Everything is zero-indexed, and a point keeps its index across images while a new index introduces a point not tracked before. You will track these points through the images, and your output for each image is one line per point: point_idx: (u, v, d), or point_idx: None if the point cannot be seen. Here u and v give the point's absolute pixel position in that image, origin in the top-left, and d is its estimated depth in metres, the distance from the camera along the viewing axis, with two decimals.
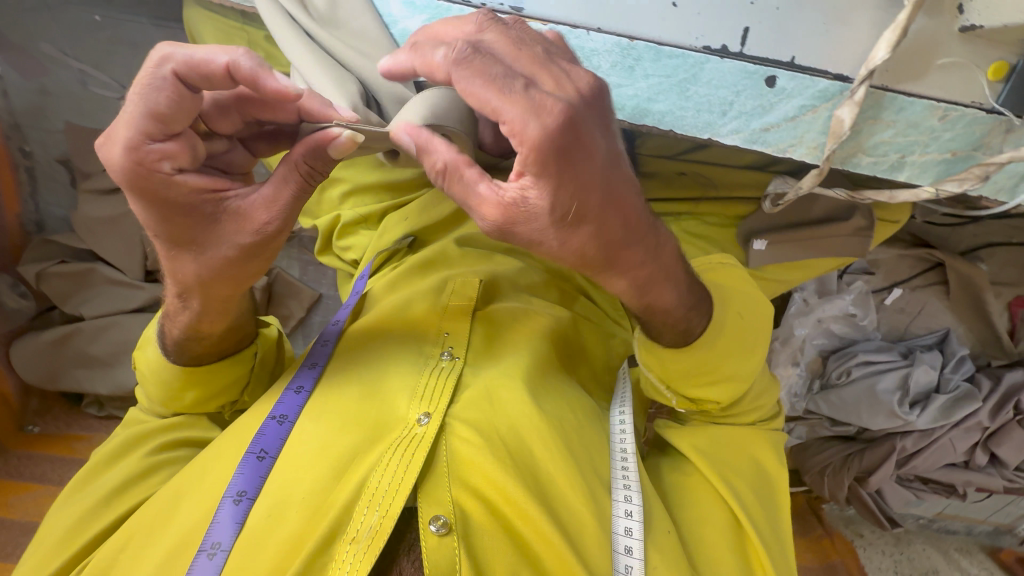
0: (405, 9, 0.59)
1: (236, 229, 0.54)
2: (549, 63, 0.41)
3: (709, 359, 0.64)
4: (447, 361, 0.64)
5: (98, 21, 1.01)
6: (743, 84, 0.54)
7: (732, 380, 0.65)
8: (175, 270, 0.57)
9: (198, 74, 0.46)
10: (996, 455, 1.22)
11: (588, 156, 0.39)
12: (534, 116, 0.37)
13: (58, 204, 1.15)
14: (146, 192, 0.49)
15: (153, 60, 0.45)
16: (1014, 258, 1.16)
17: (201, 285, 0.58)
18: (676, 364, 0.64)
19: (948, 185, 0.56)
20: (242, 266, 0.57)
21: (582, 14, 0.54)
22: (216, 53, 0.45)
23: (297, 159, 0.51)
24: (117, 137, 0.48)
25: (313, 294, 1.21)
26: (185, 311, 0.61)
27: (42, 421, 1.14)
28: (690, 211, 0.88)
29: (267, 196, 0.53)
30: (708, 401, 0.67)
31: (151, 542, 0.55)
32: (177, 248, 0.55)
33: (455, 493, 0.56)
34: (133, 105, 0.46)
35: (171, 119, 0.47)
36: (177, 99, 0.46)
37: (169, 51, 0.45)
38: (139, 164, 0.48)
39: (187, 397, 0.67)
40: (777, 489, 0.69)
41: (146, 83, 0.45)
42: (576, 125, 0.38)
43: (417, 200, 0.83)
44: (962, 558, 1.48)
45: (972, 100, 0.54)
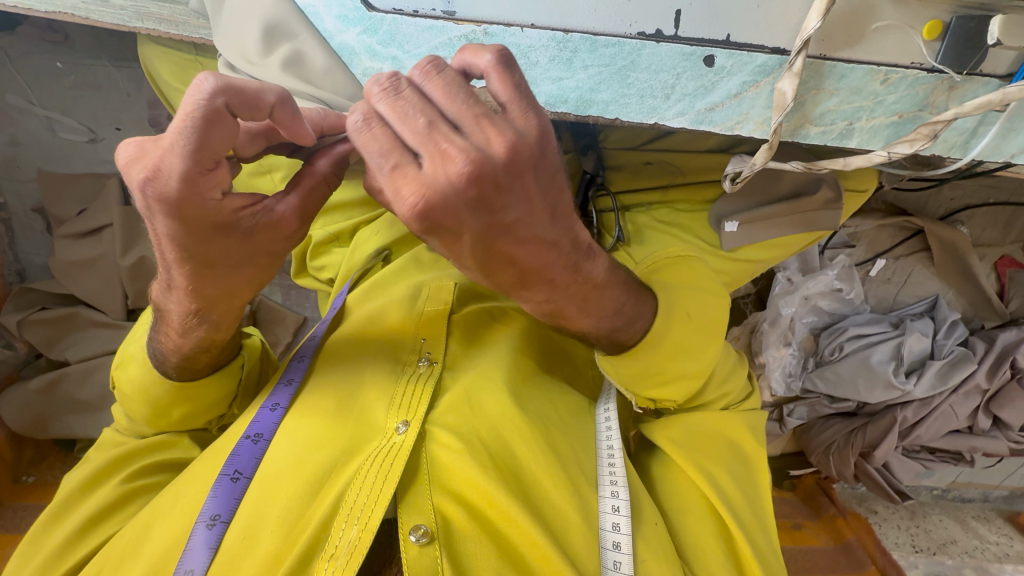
0: (338, 23, 0.58)
1: (269, 241, 0.50)
2: (434, 138, 0.37)
3: (655, 364, 0.63)
4: (424, 367, 0.63)
5: (59, 68, 1.00)
6: (682, 67, 0.55)
7: (685, 376, 0.65)
8: (198, 288, 0.53)
9: (251, 108, 0.43)
10: (999, 418, 1.21)
11: (453, 233, 0.41)
12: (396, 200, 0.39)
13: (38, 251, 1.16)
14: (192, 217, 0.45)
15: (201, 91, 0.40)
16: (991, 219, 1.16)
17: (228, 296, 0.55)
18: (623, 376, 0.64)
19: (898, 148, 0.57)
20: (271, 271, 0.55)
21: (515, 13, 0.55)
22: (267, 89, 0.43)
23: (329, 175, 0.52)
24: (168, 168, 0.42)
25: (298, 318, 1.22)
26: (201, 326, 0.58)
27: (38, 471, 1.13)
28: (661, 200, 0.90)
29: (301, 207, 0.50)
30: (666, 399, 0.67)
31: (125, 569, 0.55)
32: (205, 266, 0.50)
33: (434, 499, 0.55)
34: (183, 137, 0.41)
35: (220, 145, 0.42)
36: (228, 130, 0.42)
37: (220, 80, 0.41)
38: (193, 192, 0.44)
39: (174, 414, 0.66)
40: (753, 471, 0.69)
41: (199, 115, 0.40)
42: (434, 213, 0.38)
43: (386, 215, 0.83)
44: (979, 525, 1.45)
45: (910, 61, 0.55)
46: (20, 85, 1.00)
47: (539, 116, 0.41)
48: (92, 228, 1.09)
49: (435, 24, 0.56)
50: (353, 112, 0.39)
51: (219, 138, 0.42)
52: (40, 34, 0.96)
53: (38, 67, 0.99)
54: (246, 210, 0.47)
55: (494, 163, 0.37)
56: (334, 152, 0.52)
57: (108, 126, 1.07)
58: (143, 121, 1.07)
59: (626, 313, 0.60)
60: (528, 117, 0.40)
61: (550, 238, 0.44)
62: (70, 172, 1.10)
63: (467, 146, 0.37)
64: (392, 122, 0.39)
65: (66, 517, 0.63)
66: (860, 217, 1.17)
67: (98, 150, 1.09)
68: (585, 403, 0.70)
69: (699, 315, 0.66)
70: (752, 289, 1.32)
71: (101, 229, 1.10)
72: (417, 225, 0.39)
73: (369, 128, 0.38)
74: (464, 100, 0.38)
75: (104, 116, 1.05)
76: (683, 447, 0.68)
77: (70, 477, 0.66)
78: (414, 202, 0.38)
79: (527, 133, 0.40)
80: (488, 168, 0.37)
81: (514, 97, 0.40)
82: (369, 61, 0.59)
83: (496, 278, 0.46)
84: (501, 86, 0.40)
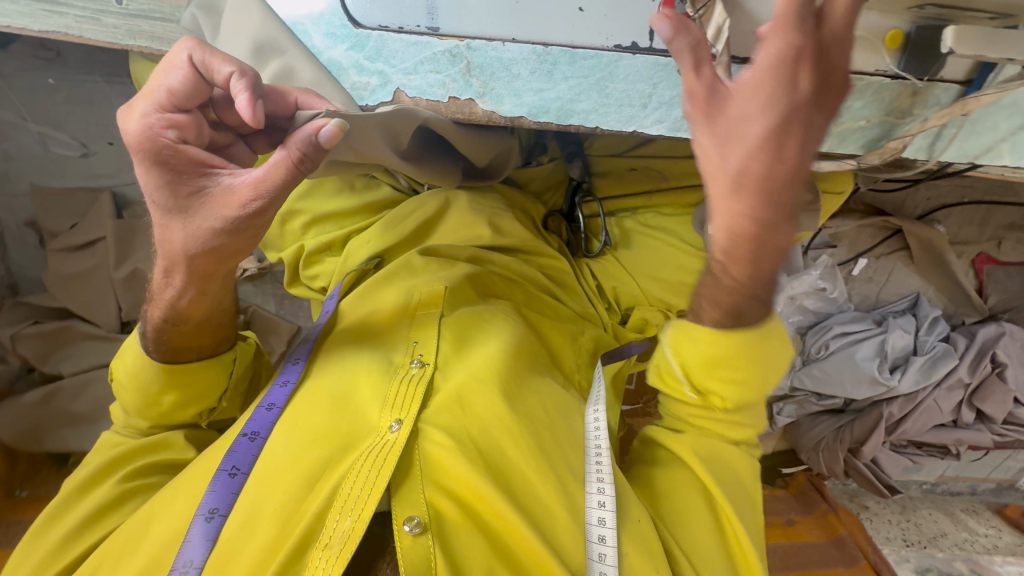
0: (327, 40, 0.61)
1: (222, 204, 0.52)
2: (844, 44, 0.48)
3: (741, 352, 0.59)
4: (416, 368, 0.65)
5: (52, 84, 1.01)
6: (658, 77, 0.58)
7: (746, 382, 0.61)
8: (164, 242, 0.56)
9: (212, 69, 0.50)
10: (982, 411, 1.24)
11: (783, 89, 0.47)
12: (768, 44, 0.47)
13: (30, 265, 1.17)
14: (149, 158, 0.51)
15: (179, 47, 0.50)
16: (966, 217, 1.20)
17: (185, 258, 0.57)
18: (707, 349, 0.60)
19: (869, 157, 0.60)
20: (228, 240, 0.55)
21: (497, 29, 0.58)
22: (230, 62, 0.50)
23: (289, 146, 0.50)
24: (137, 108, 0.51)
25: (291, 327, 1.22)
26: (169, 289, 0.61)
27: (31, 485, 1.12)
28: (646, 204, 0.93)
29: (257, 176, 0.51)
30: (715, 397, 0.64)
31: (123, 564, 0.56)
32: (169, 217, 0.54)
33: (427, 494, 0.56)
34: (158, 81, 0.50)
35: (187, 97, 0.50)
36: (190, 83, 0.50)
37: (200, 43, 0.50)
38: (148, 132, 0.50)
39: (165, 402, 0.67)
40: (753, 498, 0.66)
41: (172, 63, 0.49)
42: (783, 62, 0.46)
43: (379, 223, 0.85)
44: (968, 517, 1.48)
45: (875, 68, 0.57)
46: (13, 101, 1.02)
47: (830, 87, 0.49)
48: (85, 241, 1.10)
49: (421, 39, 0.59)
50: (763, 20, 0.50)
51: (181, 87, 0.50)
52: (32, 51, 0.98)
53: (31, 83, 1.01)
54: (208, 167, 0.52)
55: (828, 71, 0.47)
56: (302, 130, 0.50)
57: (101, 140, 1.08)
58: None
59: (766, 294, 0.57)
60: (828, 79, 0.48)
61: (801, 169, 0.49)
62: (62, 186, 1.11)
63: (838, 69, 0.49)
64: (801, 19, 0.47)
65: (63, 516, 0.63)
66: (841, 217, 1.20)
67: (90, 164, 1.10)
68: (573, 402, 0.72)
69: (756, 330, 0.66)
70: None
71: (94, 243, 1.11)
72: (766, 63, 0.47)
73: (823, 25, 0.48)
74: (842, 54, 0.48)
75: (97, 130, 1.07)
76: (702, 459, 0.66)
77: (70, 477, 0.67)
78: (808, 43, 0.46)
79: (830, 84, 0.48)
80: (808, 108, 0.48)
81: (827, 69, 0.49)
82: (356, 75, 0.62)
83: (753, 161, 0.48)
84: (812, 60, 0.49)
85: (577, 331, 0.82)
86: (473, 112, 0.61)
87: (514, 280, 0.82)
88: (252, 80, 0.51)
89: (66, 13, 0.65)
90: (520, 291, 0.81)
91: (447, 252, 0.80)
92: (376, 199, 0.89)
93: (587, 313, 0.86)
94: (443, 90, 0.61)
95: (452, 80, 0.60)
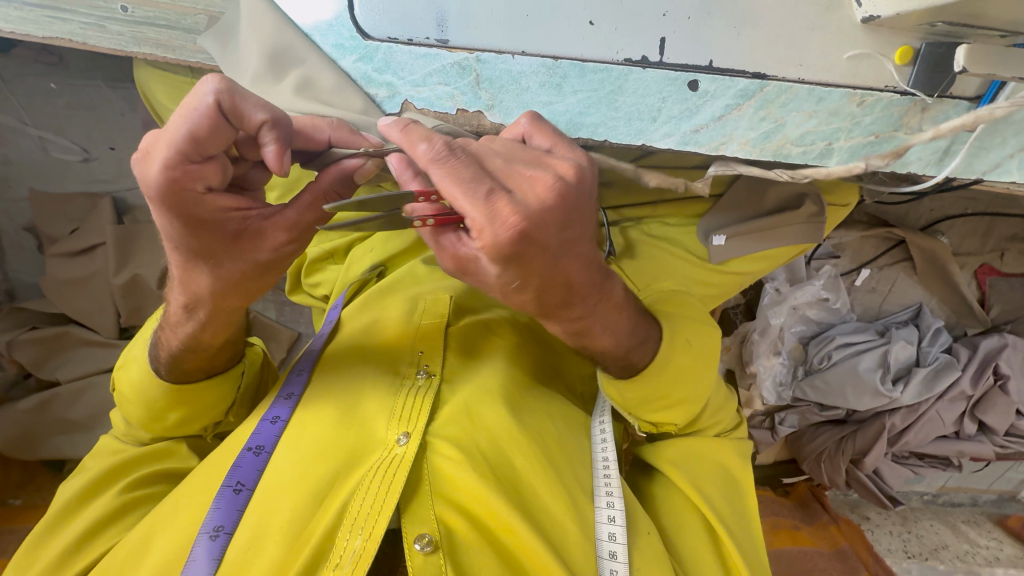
0: (336, 51, 0.62)
1: (255, 248, 0.52)
2: (515, 171, 0.41)
3: (663, 386, 0.63)
4: (423, 380, 0.64)
5: (53, 88, 1.00)
6: (668, 91, 0.58)
7: (687, 400, 0.66)
8: (187, 280, 0.55)
9: (241, 115, 0.44)
10: (984, 423, 1.24)
11: (537, 252, 0.41)
12: (492, 224, 0.38)
13: (29, 270, 1.16)
14: (175, 209, 0.47)
15: (200, 85, 0.43)
16: (970, 228, 1.20)
17: (214, 298, 0.56)
18: (631, 395, 0.63)
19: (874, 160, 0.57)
20: (258, 279, 0.55)
21: (507, 42, 0.58)
22: (263, 108, 0.45)
23: (325, 188, 0.52)
24: (156, 155, 0.44)
25: (292, 334, 1.22)
26: (190, 323, 0.59)
27: (25, 493, 1.10)
28: (653, 214, 0.90)
29: (291, 218, 0.52)
30: (668, 422, 0.68)
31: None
32: (194, 261, 0.52)
33: (437, 510, 0.55)
34: (176, 127, 0.43)
35: (212, 144, 0.45)
36: (218, 129, 0.44)
37: (224, 83, 0.43)
38: (175, 185, 0.45)
39: (170, 417, 0.66)
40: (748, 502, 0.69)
41: (195, 109, 0.43)
42: (526, 236, 0.39)
43: (381, 232, 0.84)
44: (969, 529, 1.47)
45: (884, 84, 0.58)
46: (14, 105, 1.01)
47: (554, 178, 0.41)
48: (84, 247, 1.09)
49: (430, 51, 0.59)
50: (422, 148, 0.40)
51: (209, 135, 0.44)
52: (34, 56, 0.97)
53: (32, 88, 1.00)
54: (237, 212, 0.50)
55: (541, 212, 0.40)
56: (336, 168, 0.52)
57: (102, 146, 1.07)
58: (136, 139, 1.07)
59: (641, 338, 0.60)
60: (544, 189, 0.40)
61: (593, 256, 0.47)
62: (62, 191, 1.10)
63: (550, 177, 0.41)
64: (452, 174, 0.39)
65: (62, 527, 0.62)
66: (845, 228, 1.21)
67: (91, 169, 1.09)
68: (579, 412, 0.71)
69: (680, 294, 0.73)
70: (742, 299, 1.34)
71: (94, 248, 1.10)
72: (508, 248, 0.40)
73: (452, 156, 0.40)
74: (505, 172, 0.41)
75: (97, 135, 1.06)
76: (682, 467, 0.68)
77: (66, 487, 0.65)
78: (516, 223, 0.39)
79: (547, 200, 0.40)
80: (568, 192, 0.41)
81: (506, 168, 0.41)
82: (364, 87, 0.62)
83: (544, 299, 0.47)
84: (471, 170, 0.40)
85: None
86: (481, 124, 0.61)
87: None
88: (284, 122, 0.47)
89: (70, 19, 0.65)
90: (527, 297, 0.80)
91: None
92: None
93: None
94: (452, 102, 0.60)
95: (460, 92, 0.60)
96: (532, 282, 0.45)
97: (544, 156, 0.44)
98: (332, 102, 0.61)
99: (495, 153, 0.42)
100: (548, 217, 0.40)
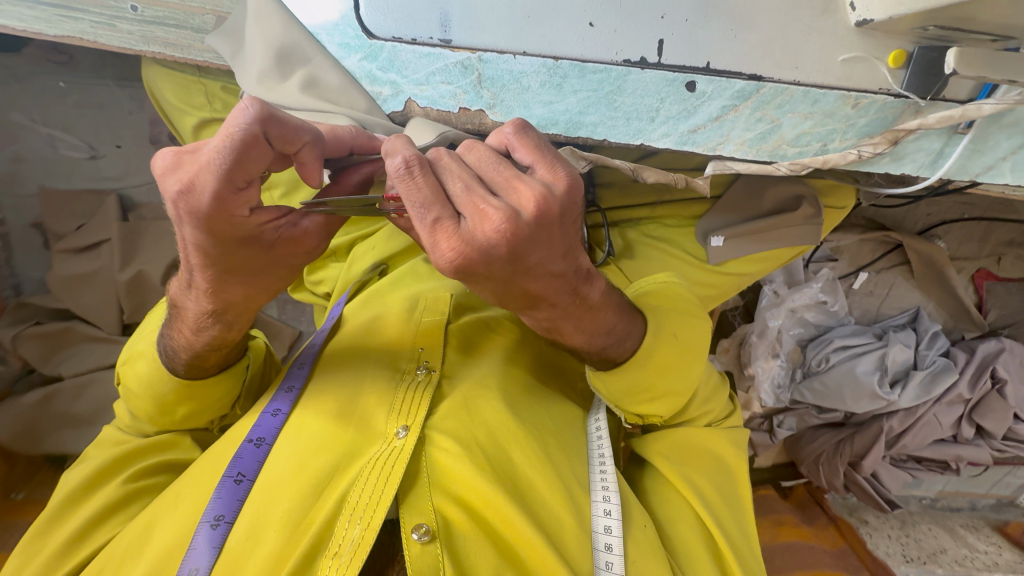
0: (341, 50, 0.63)
1: (290, 253, 0.52)
2: (474, 197, 0.42)
3: (645, 379, 0.64)
4: (423, 375, 0.64)
5: (63, 87, 1.02)
6: (665, 92, 0.59)
7: (671, 394, 0.66)
8: (217, 293, 0.54)
9: (283, 138, 0.44)
10: (982, 427, 1.24)
11: (483, 277, 0.45)
12: (435, 252, 0.42)
13: (35, 266, 1.18)
14: (222, 229, 0.46)
15: (239, 113, 0.42)
16: (967, 233, 1.21)
17: (246, 301, 0.56)
18: (617, 389, 0.64)
19: (864, 148, 0.60)
20: (288, 280, 0.56)
21: (507, 42, 0.60)
22: (304, 129, 0.46)
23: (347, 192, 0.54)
24: (201, 186, 0.43)
25: (294, 332, 1.23)
26: (216, 327, 0.59)
27: (27, 487, 1.10)
28: (650, 216, 0.91)
29: (321, 221, 0.52)
30: (654, 415, 0.68)
31: (126, 571, 0.55)
32: (230, 273, 0.51)
33: (434, 501, 0.56)
34: (219, 157, 0.42)
35: (257, 168, 0.44)
36: (263, 153, 0.43)
37: (266, 109, 0.42)
38: (222, 209, 0.45)
39: (178, 412, 0.67)
40: (741, 497, 0.70)
41: (243, 140, 0.42)
42: (466, 269, 0.43)
43: (383, 230, 0.85)
44: (968, 534, 1.47)
45: (878, 88, 0.59)
46: (23, 103, 1.02)
47: (507, 213, 0.41)
48: (90, 244, 1.11)
49: (433, 50, 0.60)
50: (396, 156, 0.41)
51: (254, 162, 0.43)
52: (45, 55, 0.99)
53: (43, 86, 1.02)
54: (270, 224, 0.49)
55: (487, 243, 0.41)
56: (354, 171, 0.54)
57: (109, 144, 1.09)
58: (145, 138, 1.09)
59: (618, 335, 0.60)
60: (493, 224, 0.41)
61: (562, 270, 0.48)
62: (69, 188, 1.12)
63: (504, 207, 0.41)
64: (413, 193, 0.41)
65: (66, 517, 0.63)
66: (842, 231, 1.22)
67: (98, 166, 1.11)
68: (578, 410, 0.72)
69: (681, 289, 0.73)
70: (740, 301, 1.37)
71: (100, 244, 1.12)
72: (451, 275, 0.44)
73: (412, 176, 0.41)
74: (462, 197, 0.42)
75: (106, 133, 1.08)
76: (674, 461, 0.69)
77: (70, 477, 0.66)
78: (453, 258, 0.42)
79: (495, 241, 0.41)
80: (521, 229, 0.42)
81: (464, 194, 0.42)
82: (369, 86, 0.64)
83: (505, 301, 0.50)
84: (428, 192, 0.41)
85: None
86: (483, 123, 0.63)
87: None
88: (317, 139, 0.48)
89: (82, 18, 0.66)
90: None
91: None
92: None
93: None
94: (454, 101, 0.62)
95: (463, 92, 0.62)
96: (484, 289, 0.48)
97: (515, 178, 0.43)
98: (334, 102, 0.64)
99: (459, 175, 0.43)
100: (490, 249, 0.42)
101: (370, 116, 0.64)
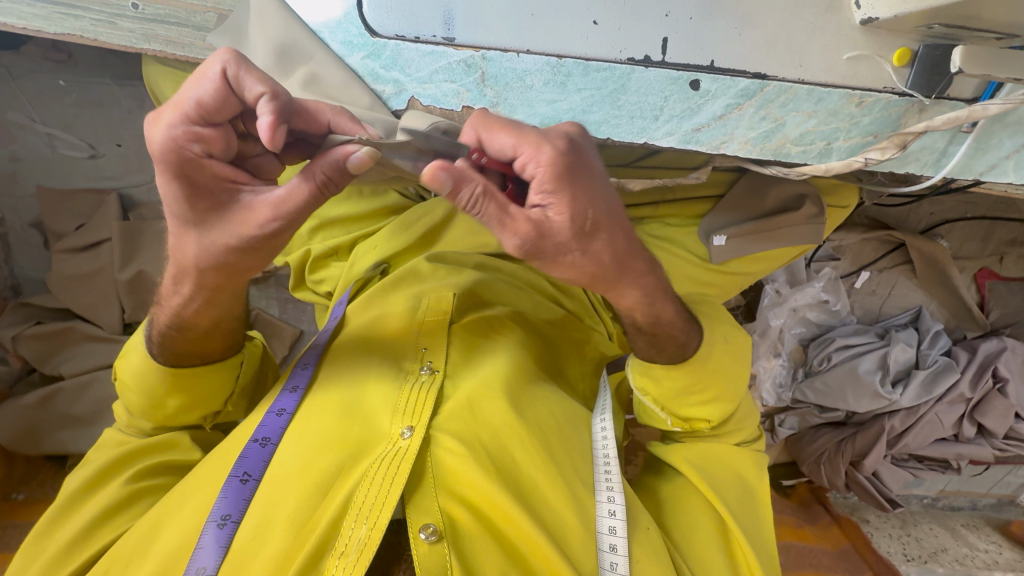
0: (344, 48, 0.63)
1: (240, 221, 0.50)
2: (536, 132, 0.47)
3: (704, 375, 0.66)
4: (427, 375, 0.64)
5: (62, 86, 1.01)
6: (670, 90, 0.59)
7: (721, 396, 0.68)
8: (178, 251, 0.54)
9: (246, 88, 0.47)
10: (983, 426, 1.24)
11: (587, 174, 0.43)
12: (541, 144, 0.42)
13: (34, 266, 1.18)
14: (172, 169, 0.48)
15: (214, 56, 0.47)
16: (969, 232, 1.21)
17: (198, 270, 0.55)
18: (671, 383, 0.66)
19: (871, 155, 0.59)
20: (243, 256, 0.53)
21: (511, 40, 0.59)
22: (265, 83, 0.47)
23: (313, 168, 0.48)
24: (164, 116, 0.47)
25: (294, 331, 1.23)
26: (178, 295, 0.60)
27: (27, 488, 1.10)
28: (653, 214, 0.90)
29: (277, 196, 0.49)
30: (699, 419, 0.69)
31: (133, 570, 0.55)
32: (186, 227, 0.52)
33: (441, 501, 0.56)
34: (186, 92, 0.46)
35: (216, 110, 0.47)
36: (222, 96, 0.46)
37: (235, 57, 0.47)
38: (172, 145, 0.47)
39: (169, 405, 0.66)
40: (759, 499, 0.70)
41: (205, 75, 0.46)
42: (575, 148, 0.43)
43: (385, 229, 0.85)
44: (969, 533, 1.47)
45: (883, 86, 0.59)
46: (21, 101, 1.01)
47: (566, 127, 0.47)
48: (90, 243, 1.10)
49: (436, 49, 0.60)
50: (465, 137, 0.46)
51: (211, 101, 0.46)
52: (44, 53, 0.98)
53: (40, 85, 1.01)
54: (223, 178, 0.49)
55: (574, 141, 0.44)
56: (329, 152, 0.48)
57: (109, 142, 1.08)
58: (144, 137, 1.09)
59: (681, 326, 0.63)
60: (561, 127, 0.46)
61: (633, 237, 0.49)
62: (68, 187, 1.11)
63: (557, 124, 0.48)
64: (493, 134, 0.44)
65: (68, 517, 0.63)
66: (844, 231, 1.21)
67: (98, 165, 1.11)
68: (581, 410, 0.72)
69: None
70: (742, 300, 1.34)
71: (100, 244, 1.11)
72: (562, 165, 0.42)
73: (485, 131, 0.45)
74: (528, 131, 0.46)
75: (105, 132, 1.07)
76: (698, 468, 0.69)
77: (72, 476, 0.66)
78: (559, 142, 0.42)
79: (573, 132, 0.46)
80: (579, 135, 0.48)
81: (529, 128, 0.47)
82: (371, 84, 0.64)
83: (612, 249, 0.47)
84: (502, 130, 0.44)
85: (584, 338, 0.82)
86: None
87: (526, 288, 0.83)
88: (284, 102, 0.49)
89: (82, 16, 0.65)
90: (528, 297, 0.81)
91: (453, 260, 0.81)
92: (384, 203, 0.88)
93: (592, 322, 0.86)
94: (457, 99, 0.62)
95: (466, 90, 0.61)
96: (599, 229, 0.45)
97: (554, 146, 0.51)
98: (336, 96, 0.63)
99: None
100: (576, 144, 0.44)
101: (372, 108, 0.62)
